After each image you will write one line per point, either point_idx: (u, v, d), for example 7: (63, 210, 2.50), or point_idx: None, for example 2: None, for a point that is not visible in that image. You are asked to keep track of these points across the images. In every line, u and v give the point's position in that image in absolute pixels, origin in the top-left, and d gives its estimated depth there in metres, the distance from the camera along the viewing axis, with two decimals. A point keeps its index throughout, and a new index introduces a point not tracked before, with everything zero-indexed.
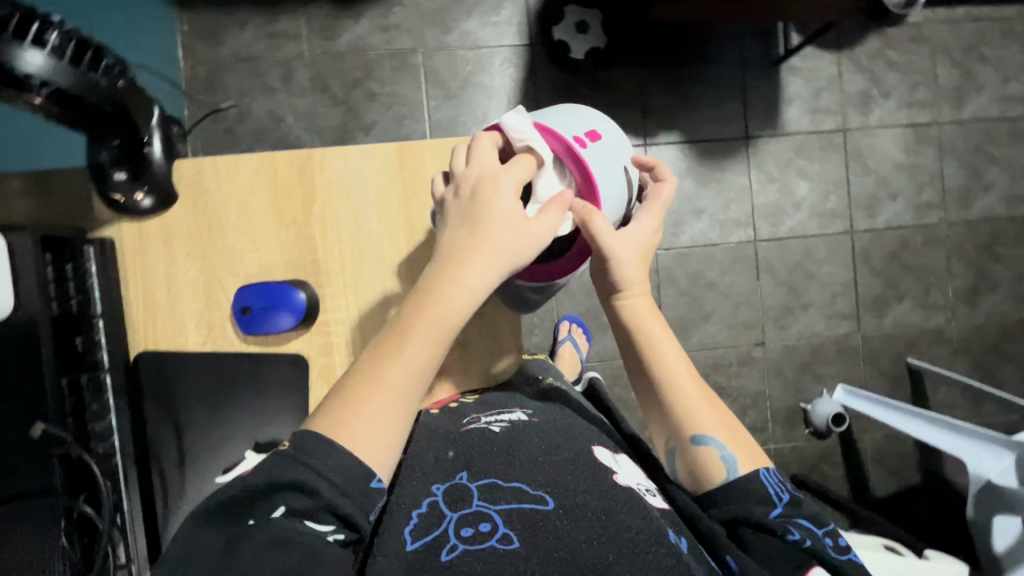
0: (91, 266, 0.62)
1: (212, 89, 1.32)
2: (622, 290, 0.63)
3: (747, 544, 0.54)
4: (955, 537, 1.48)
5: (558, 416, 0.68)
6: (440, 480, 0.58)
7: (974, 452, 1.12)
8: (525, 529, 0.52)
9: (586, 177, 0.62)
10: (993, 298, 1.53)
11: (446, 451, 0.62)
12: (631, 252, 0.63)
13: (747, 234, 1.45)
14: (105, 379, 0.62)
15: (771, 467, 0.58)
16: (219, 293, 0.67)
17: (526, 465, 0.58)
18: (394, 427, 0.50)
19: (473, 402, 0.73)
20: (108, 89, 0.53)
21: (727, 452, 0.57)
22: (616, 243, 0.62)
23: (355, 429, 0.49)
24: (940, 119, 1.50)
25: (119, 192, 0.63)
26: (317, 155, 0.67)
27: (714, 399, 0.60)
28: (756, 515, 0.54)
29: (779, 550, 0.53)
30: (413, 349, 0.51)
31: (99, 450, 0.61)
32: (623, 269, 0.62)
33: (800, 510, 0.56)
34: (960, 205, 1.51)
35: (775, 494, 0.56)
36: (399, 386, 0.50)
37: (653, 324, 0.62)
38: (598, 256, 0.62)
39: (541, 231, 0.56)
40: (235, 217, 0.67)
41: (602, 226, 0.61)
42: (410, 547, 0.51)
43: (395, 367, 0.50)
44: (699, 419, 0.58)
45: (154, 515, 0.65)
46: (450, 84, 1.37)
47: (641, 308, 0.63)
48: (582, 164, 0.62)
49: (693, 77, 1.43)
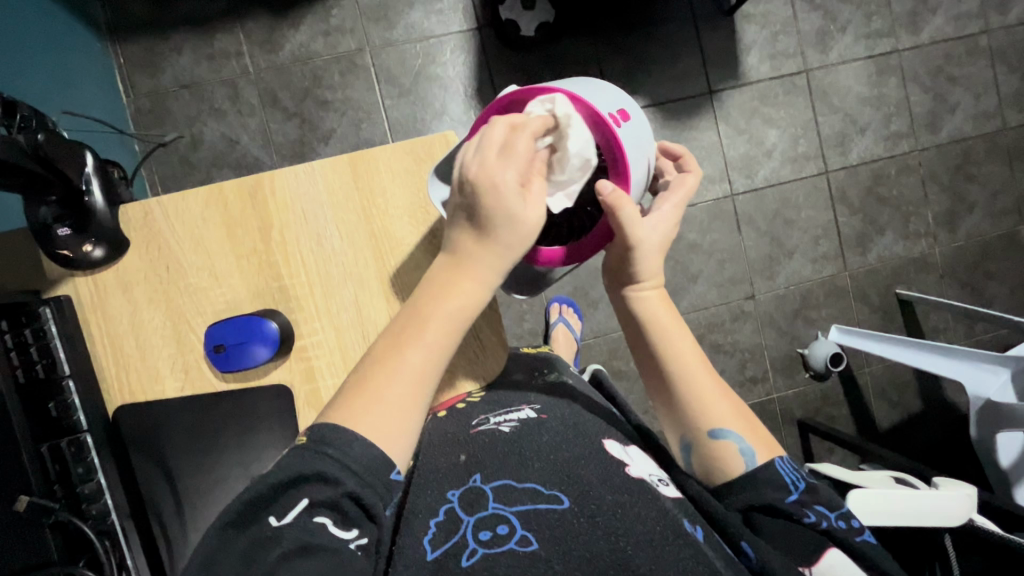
0: (51, 327, 0.60)
1: (159, 119, 1.28)
2: (637, 280, 0.63)
3: (758, 528, 0.56)
4: (961, 457, 1.51)
5: (570, 413, 0.67)
6: (455, 486, 0.57)
7: (973, 373, 1.13)
8: (544, 530, 0.51)
9: (617, 155, 0.58)
10: (972, 219, 1.54)
11: (458, 455, 0.61)
12: (653, 242, 0.61)
13: (722, 189, 1.44)
14: (85, 439, 0.60)
15: (785, 456, 0.60)
16: (190, 335, 0.66)
17: (538, 465, 0.58)
18: (411, 416, 0.49)
19: (480, 401, 0.72)
20: (25, 144, 0.51)
21: (746, 445, 0.58)
22: (643, 232, 0.60)
23: (375, 413, 0.48)
24: (899, 46, 1.49)
25: (66, 247, 0.61)
26: (266, 178, 0.65)
27: (731, 395, 0.62)
28: (768, 500, 0.56)
29: (797, 533, 0.56)
30: (430, 338, 0.51)
31: (92, 512, 0.59)
32: (643, 259, 0.61)
33: (817, 496, 0.57)
34: (929, 131, 1.51)
35: (791, 483, 0.57)
36: (419, 377, 0.50)
37: (665, 317, 0.63)
38: (622, 242, 0.60)
39: (538, 216, 0.51)
40: (191, 255, 0.65)
41: (631, 217, 0.58)
42: (431, 556, 0.51)
43: (414, 354, 0.50)
44: (717, 413, 0.60)
45: (160, 563, 0.65)
46: (402, 80, 1.33)
47: (653, 301, 0.63)
48: (614, 142, 0.57)
49: (647, 37, 1.40)
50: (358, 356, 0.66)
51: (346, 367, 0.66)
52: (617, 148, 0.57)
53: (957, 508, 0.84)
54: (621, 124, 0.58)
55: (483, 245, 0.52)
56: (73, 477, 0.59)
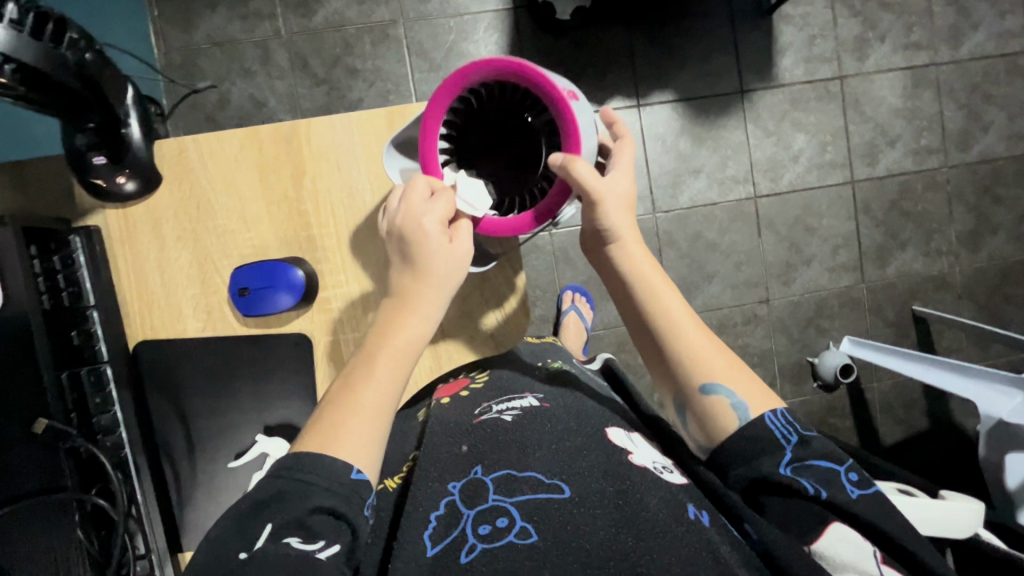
0: (80, 256, 0.62)
1: (188, 74, 1.28)
2: (613, 237, 0.61)
3: (767, 509, 0.53)
4: (963, 479, 1.50)
5: (572, 401, 0.66)
6: (456, 478, 0.58)
7: (985, 393, 1.11)
8: (542, 520, 0.51)
9: (570, 122, 0.57)
10: (995, 240, 1.52)
11: (460, 444, 0.62)
12: (615, 197, 0.61)
13: (745, 190, 1.43)
14: (105, 370, 0.62)
15: (781, 408, 0.56)
16: (215, 276, 0.66)
17: (538, 453, 0.58)
18: (377, 434, 0.51)
19: (483, 386, 0.73)
20: (71, 63, 0.52)
21: (737, 399, 0.55)
22: (603, 189, 0.59)
23: (342, 437, 0.49)
24: (938, 60, 1.46)
25: (100, 176, 0.63)
26: (303, 126, 0.65)
27: (720, 344, 0.59)
28: (762, 474, 0.52)
29: (797, 505, 0.52)
30: (382, 374, 0.53)
31: (106, 443, 0.62)
32: (609, 212, 0.60)
33: (808, 450, 0.53)
34: (960, 148, 1.49)
35: (781, 436, 0.54)
36: (377, 405, 0.52)
37: (648, 270, 0.61)
38: (587, 201, 0.59)
39: (466, 247, 0.58)
40: (224, 197, 0.66)
41: (588, 175, 0.57)
42: (431, 552, 0.51)
43: (366, 393, 0.52)
44: (704, 367, 0.57)
45: (168, 506, 0.67)
46: (433, 55, 1.32)
47: (633, 253, 0.61)
48: (565, 110, 0.57)
49: (682, 32, 1.39)
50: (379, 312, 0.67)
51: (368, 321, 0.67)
52: (568, 115, 0.57)
53: (966, 519, 0.84)
54: (574, 101, 0.58)
55: (418, 281, 0.56)
56: (91, 406, 0.61)
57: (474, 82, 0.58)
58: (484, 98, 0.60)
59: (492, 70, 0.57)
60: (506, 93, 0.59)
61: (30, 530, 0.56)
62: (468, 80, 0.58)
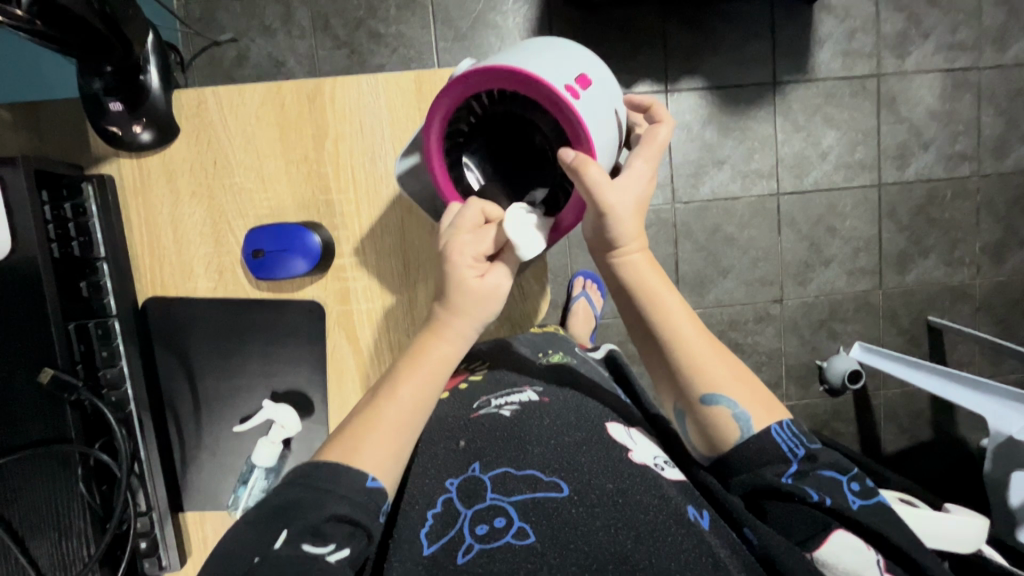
0: (91, 206, 0.61)
1: (207, 27, 1.25)
2: (620, 245, 0.57)
3: (768, 516, 0.52)
4: (960, 491, 1.50)
5: (572, 397, 0.64)
6: (453, 475, 0.55)
7: (995, 409, 1.08)
8: (540, 521, 0.50)
9: (580, 131, 0.53)
10: (1020, 254, 1.48)
11: (457, 440, 0.59)
12: (629, 204, 0.56)
13: (769, 185, 1.39)
14: (112, 324, 0.62)
15: (786, 421, 0.54)
16: (228, 235, 0.65)
17: (538, 450, 0.56)
18: (400, 445, 0.50)
19: (483, 380, 0.70)
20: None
21: (740, 410, 0.53)
22: (618, 196, 0.54)
23: (363, 449, 0.48)
24: (980, 62, 1.40)
25: (116, 124, 0.62)
26: (327, 84, 0.63)
27: (725, 354, 0.56)
28: (768, 481, 0.51)
29: (803, 515, 0.50)
30: (405, 393, 0.51)
31: (112, 397, 0.62)
32: (622, 223, 0.56)
33: (816, 463, 0.52)
34: (994, 157, 1.44)
35: (788, 450, 0.53)
36: (398, 421, 0.50)
37: (655, 280, 0.57)
38: (596, 209, 0.55)
39: (499, 283, 0.55)
40: (242, 154, 0.65)
41: (601, 180, 0.53)
42: (427, 551, 0.49)
43: (389, 409, 0.50)
44: (706, 376, 0.54)
45: (173, 462, 0.68)
46: (460, 24, 1.28)
47: (640, 264, 0.58)
48: (575, 119, 0.52)
49: (718, 16, 1.34)
50: (396, 283, 0.67)
51: (382, 292, 0.67)
52: (576, 122, 0.52)
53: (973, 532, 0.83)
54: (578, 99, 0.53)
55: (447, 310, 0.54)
56: (97, 360, 0.61)
57: (471, 90, 0.53)
58: (489, 103, 0.55)
59: (488, 77, 0.52)
60: (507, 97, 0.54)
61: (33, 480, 0.56)
62: (467, 88, 0.53)
